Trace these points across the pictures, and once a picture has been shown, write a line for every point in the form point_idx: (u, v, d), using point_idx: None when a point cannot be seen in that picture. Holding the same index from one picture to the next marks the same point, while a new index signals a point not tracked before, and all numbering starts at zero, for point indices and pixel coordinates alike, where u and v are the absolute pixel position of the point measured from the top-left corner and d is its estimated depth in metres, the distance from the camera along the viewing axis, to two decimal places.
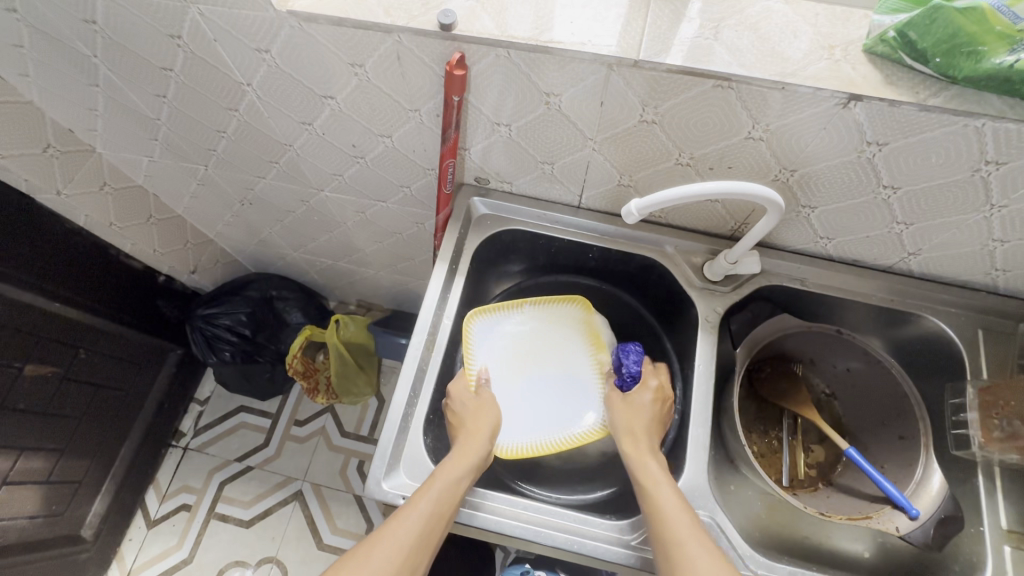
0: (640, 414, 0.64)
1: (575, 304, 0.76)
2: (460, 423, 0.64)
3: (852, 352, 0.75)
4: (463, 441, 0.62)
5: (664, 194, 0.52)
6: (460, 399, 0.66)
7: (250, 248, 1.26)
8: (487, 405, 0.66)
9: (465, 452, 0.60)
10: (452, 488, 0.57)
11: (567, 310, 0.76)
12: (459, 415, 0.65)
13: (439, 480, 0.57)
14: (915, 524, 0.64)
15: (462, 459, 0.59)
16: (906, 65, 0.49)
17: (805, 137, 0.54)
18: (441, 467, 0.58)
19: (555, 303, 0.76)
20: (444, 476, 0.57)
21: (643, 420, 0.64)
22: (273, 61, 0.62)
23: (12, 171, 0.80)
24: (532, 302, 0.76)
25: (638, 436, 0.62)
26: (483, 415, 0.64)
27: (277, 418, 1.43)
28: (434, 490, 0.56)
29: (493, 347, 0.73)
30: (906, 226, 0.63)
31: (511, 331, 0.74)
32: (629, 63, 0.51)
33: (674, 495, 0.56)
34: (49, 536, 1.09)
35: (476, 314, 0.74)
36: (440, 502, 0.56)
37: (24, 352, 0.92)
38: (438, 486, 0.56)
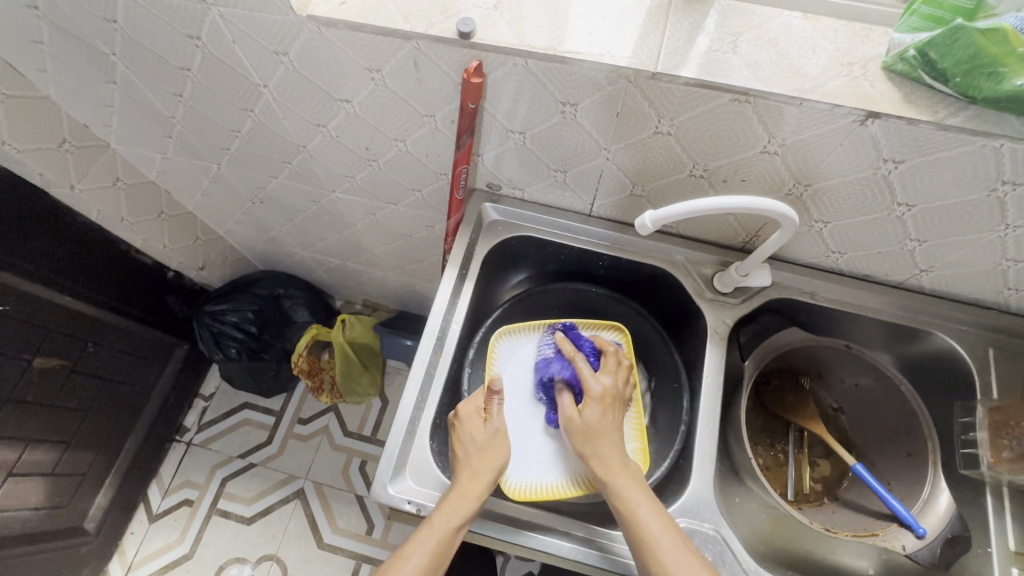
0: (603, 437, 0.60)
1: (612, 330, 0.75)
2: (465, 460, 0.60)
3: (861, 368, 0.75)
4: (464, 481, 0.59)
5: (679, 206, 0.52)
6: (468, 426, 0.62)
7: (259, 246, 1.27)
8: (497, 440, 0.62)
9: (467, 491, 0.58)
10: (449, 537, 0.55)
11: (601, 336, 0.75)
12: (465, 448, 0.61)
13: (437, 527, 0.55)
14: (922, 543, 0.64)
15: (461, 505, 0.57)
16: (925, 84, 0.49)
17: (820, 153, 0.54)
18: (439, 512, 0.56)
19: (589, 327, 0.75)
20: (442, 525, 0.55)
21: (614, 443, 0.60)
22: (290, 64, 0.63)
23: (28, 165, 0.81)
24: (562, 322, 0.75)
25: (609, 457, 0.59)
26: (490, 457, 0.60)
27: (280, 416, 1.44)
28: (433, 538, 0.54)
29: (517, 365, 0.72)
30: (920, 243, 0.63)
31: (539, 351, 0.73)
32: (647, 76, 0.51)
33: (673, 538, 0.53)
34: (51, 528, 1.10)
35: (502, 333, 0.73)
36: (436, 552, 0.54)
37: (33, 345, 0.93)
38: (436, 535, 0.55)
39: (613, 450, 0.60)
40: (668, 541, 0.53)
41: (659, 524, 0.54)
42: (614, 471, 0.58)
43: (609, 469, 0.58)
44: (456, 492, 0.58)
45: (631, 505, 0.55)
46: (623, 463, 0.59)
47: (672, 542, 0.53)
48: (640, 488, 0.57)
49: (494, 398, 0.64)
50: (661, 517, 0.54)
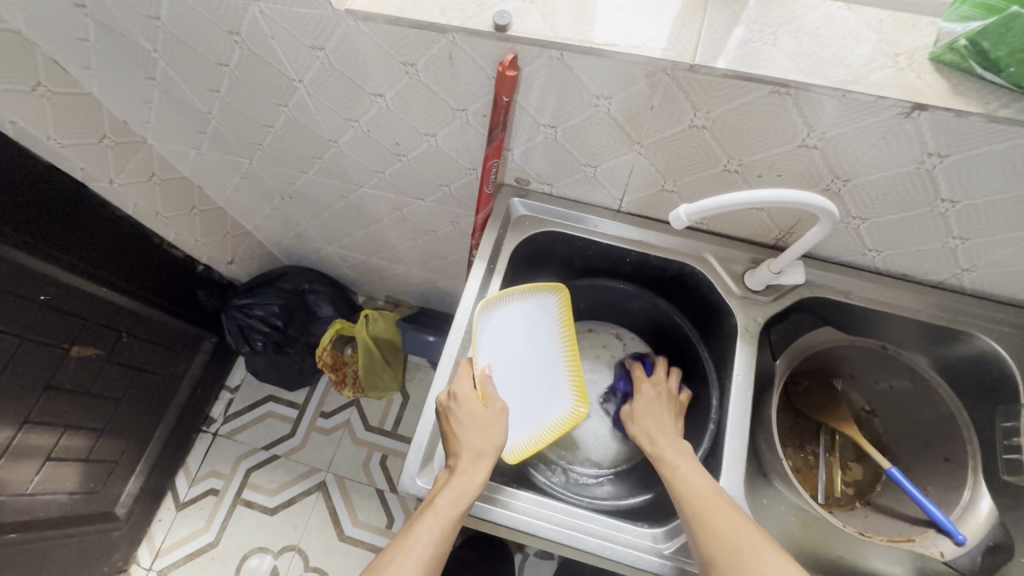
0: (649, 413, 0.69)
1: (554, 292, 0.71)
2: (461, 445, 0.60)
3: (897, 369, 0.73)
4: (465, 467, 0.58)
5: (713, 200, 0.51)
6: (468, 407, 0.61)
7: (286, 241, 1.29)
8: (490, 417, 0.62)
9: (469, 473, 0.58)
10: (454, 519, 0.56)
11: (545, 299, 0.72)
12: (460, 431, 0.60)
13: (443, 509, 0.55)
14: (962, 550, 0.62)
15: (463, 485, 0.57)
16: (976, 75, 0.47)
17: (860, 147, 0.53)
18: (442, 494, 0.57)
19: (544, 289, 0.71)
20: (446, 513, 0.55)
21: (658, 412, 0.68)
22: (326, 59, 0.64)
23: (70, 159, 0.83)
24: (524, 291, 0.70)
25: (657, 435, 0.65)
26: (485, 434, 0.61)
27: (303, 409, 1.46)
28: (437, 521, 0.55)
29: (491, 339, 0.68)
30: (962, 241, 0.61)
31: (507, 321, 0.70)
32: (685, 67, 0.51)
33: (705, 482, 0.58)
34: (86, 513, 1.13)
35: (480, 309, 0.67)
36: (443, 534, 0.55)
37: (71, 334, 0.96)
38: (442, 522, 0.55)
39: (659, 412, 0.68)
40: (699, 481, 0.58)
41: (705, 486, 0.57)
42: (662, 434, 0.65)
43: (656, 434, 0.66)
44: (457, 477, 0.58)
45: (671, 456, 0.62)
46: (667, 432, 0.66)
47: (700, 480, 0.58)
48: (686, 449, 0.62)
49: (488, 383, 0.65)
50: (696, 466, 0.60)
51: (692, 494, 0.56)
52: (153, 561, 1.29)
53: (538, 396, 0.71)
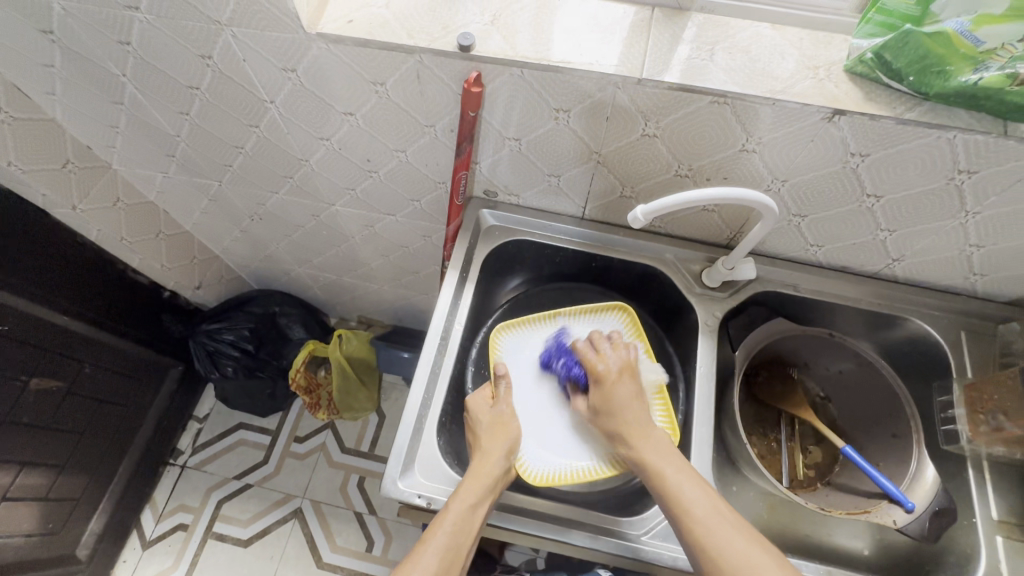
0: (621, 404, 0.63)
1: (615, 310, 0.76)
2: (477, 440, 0.64)
3: (844, 354, 0.78)
4: (475, 464, 0.61)
5: (667, 200, 0.56)
6: (476, 407, 0.67)
7: (255, 264, 1.28)
8: (506, 418, 0.66)
9: (480, 470, 0.60)
10: (467, 516, 0.57)
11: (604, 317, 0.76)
12: (478, 431, 0.65)
13: (455, 507, 0.57)
14: (912, 517, 0.65)
15: (475, 483, 0.59)
16: (883, 84, 0.54)
17: (794, 150, 0.59)
18: (455, 496, 0.58)
19: (590, 312, 0.76)
20: (459, 508, 0.57)
21: (631, 403, 0.63)
22: (298, 80, 0.66)
23: (32, 185, 0.82)
24: (564, 314, 0.76)
25: (633, 435, 0.60)
26: (501, 434, 0.64)
27: (277, 435, 1.43)
28: (452, 518, 0.56)
29: (527, 359, 0.73)
30: (890, 233, 0.67)
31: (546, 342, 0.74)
32: (634, 82, 0.56)
33: (697, 486, 0.55)
34: (44, 556, 1.07)
35: (504, 330, 0.74)
36: (460, 530, 0.56)
37: (31, 366, 0.93)
38: (454, 517, 0.56)
39: (625, 399, 0.63)
40: (700, 500, 0.54)
41: (692, 487, 0.55)
42: (640, 438, 0.60)
43: (634, 434, 0.60)
44: (469, 475, 0.60)
45: (660, 468, 0.57)
46: (646, 430, 0.61)
47: (703, 503, 0.54)
48: (665, 448, 0.59)
49: (501, 382, 0.68)
50: (691, 480, 0.56)
51: (688, 512, 0.53)
52: None
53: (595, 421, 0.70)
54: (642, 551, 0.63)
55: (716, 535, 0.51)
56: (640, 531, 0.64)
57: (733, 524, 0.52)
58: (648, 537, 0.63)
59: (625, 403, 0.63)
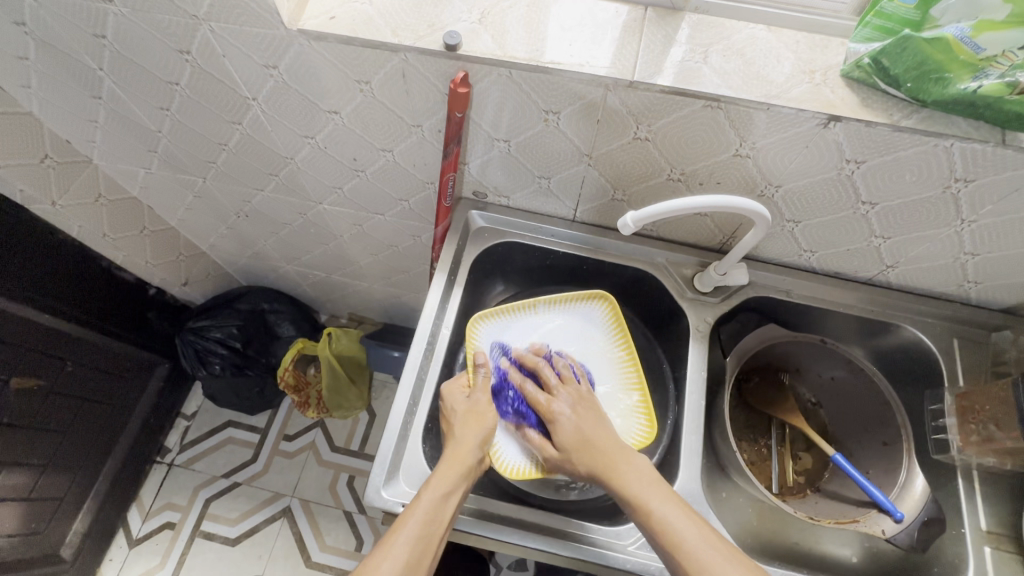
0: (590, 436, 0.60)
1: (598, 301, 0.75)
2: (451, 430, 0.63)
3: (837, 361, 0.77)
4: (449, 454, 0.60)
5: (659, 206, 0.54)
6: (454, 396, 0.66)
7: (242, 261, 1.26)
8: (482, 407, 0.64)
9: (454, 459, 0.59)
10: (439, 507, 0.56)
11: (588, 308, 0.75)
12: (452, 420, 0.63)
13: (428, 497, 0.56)
14: (901, 526, 0.65)
15: (451, 473, 0.58)
16: (880, 90, 0.52)
17: (788, 156, 0.58)
18: (428, 484, 0.57)
19: (573, 301, 0.75)
20: (432, 497, 0.56)
21: (602, 431, 0.61)
22: (280, 77, 0.64)
23: (9, 181, 0.80)
24: (545, 303, 0.75)
25: (609, 462, 0.58)
26: (474, 424, 0.63)
27: (265, 433, 1.41)
28: (424, 509, 0.55)
29: (505, 345, 0.72)
30: (884, 240, 0.66)
31: (524, 331, 0.73)
32: (625, 84, 0.54)
33: (690, 519, 0.53)
34: (27, 556, 1.06)
35: (484, 319, 0.72)
36: (431, 521, 0.55)
37: (12, 365, 0.91)
38: (426, 508, 0.55)
39: (588, 433, 0.61)
40: (688, 528, 0.53)
41: (682, 518, 0.53)
42: (618, 464, 0.58)
43: (613, 462, 0.58)
44: (442, 463, 0.59)
45: (643, 495, 0.55)
46: (626, 459, 0.59)
47: (692, 531, 0.52)
48: (650, 476, 0.57)
49: (480, 371, 0.67)
50: (677, 508, 0.54)
51: (681, 545, 0.52)
52: None
53: None
54: (629, 562, 0.62)
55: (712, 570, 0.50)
56: (628, 541, 0.63)
57: (717, 552, 0.51)
58: (635, 547, 0.63)
59: (596, 432, 0.61)
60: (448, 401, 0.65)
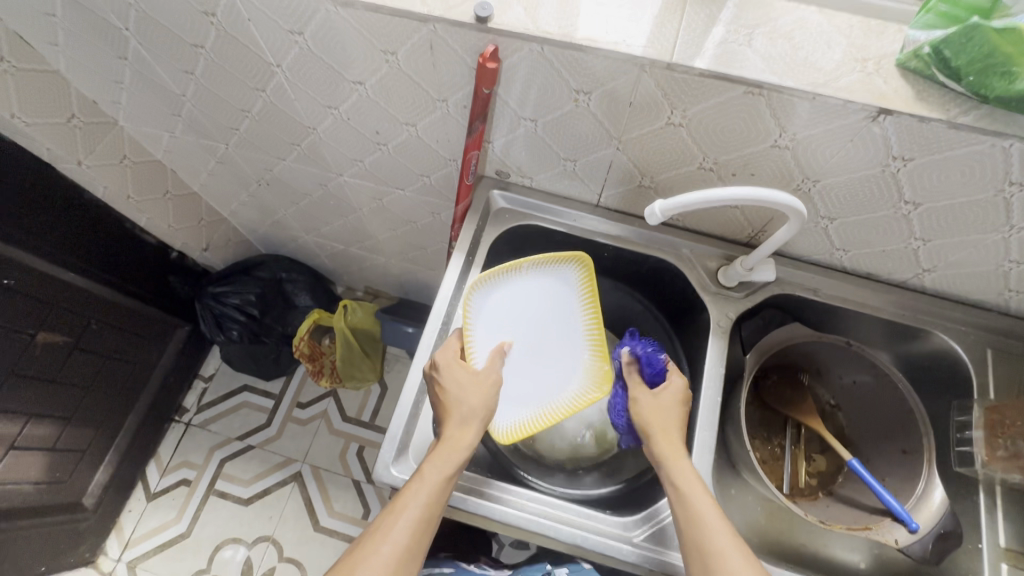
0: (665, 420, 0.62)
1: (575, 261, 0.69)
2: (451, 407, 0.61)
3: (861, 365, 0.75)
4: (450, 434, 0.60)
5: (689, 196, 0.52)
6: (451, 373, 0.63)
7: (263, 229, 1.27)
8: (489, 384, 0.63)
9: (456, 442, 0.59)
10: (439, 491, 0.57)
11: (565, 270, 0.70)
12: (450, 399, 0.61)
13: (426, 483, 0.56)
14: (915, 537, 0.64)
15: (452, 457, 0.58)
16: (937, 82, 0.49)
17: (830, 148, 0.54)
18: (428, 465, 0.57)
19: (553, 260, 0.69)
20: (432, 481, 0.56)
21: (677, 424, 0.62)
22: (305, 44, 0.63)
23: (37, 140, 0.80)
24: (532, 262, 0.69)
25: (670, 449, 0.60)
26: (478, 398, 0.62)
27: (280, 399, 1.44)
28: (424, 492, 0.56)
29: (491, 312, 0.69)
30: (924, 242, 0.63)
31: (510, 296, 0.70)
32: (662, 66, 0.51)
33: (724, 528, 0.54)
34: (51, 503, 1.10)
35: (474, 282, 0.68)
36: (431, 504, 0.56)
37: (38, 321, 0.93)
38: (427, 489, 0.56)
39: (672, 427, 0.62)
40: (727, 545, 0.53)
41: (718, 523, 0.54)
42: (678, 454, 0.60)
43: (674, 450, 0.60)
44: (444, 444, 0.59)
45: (689, 492, 0.56)
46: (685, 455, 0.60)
47: (725, 540, 0.53)
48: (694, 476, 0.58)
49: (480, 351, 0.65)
50: (716, 512, 0.55)
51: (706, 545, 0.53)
52: (122, 552, 1.27)
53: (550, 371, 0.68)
54: (635, 553, 0.62)
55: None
56: (635, 533, 0.63)
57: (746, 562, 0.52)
58: (641, 539, 0.62)
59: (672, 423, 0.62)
60: (442, 377, 0.63)
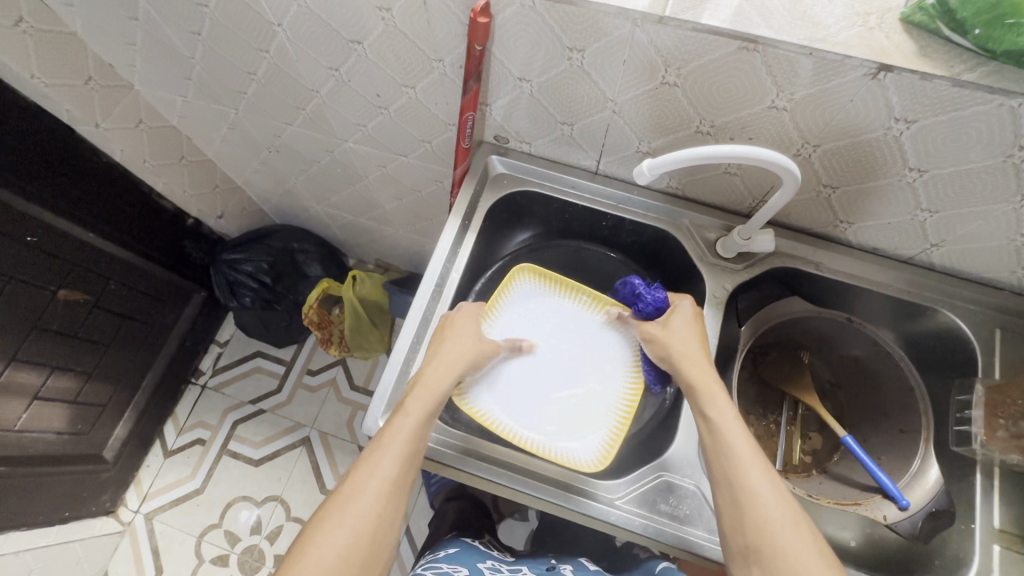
0: (686, 345, 0.62)
1: (525, 273, 0.75)
2: (442, 344, 0.64)
3: (862, 342, 0.74)
4: (432, 369, 0.62)
5: (680, 155, 0.51)
6: (461, 322, 0.66)
7: (276, 198, 1.29)
8: (475, 329, 0.66)
9: (438, 377, 0.61)
10: (421, 426, 0.58)
11: (521, 289, 0.75)
12: (442, 340, 0.65)
13: (408, 419, 0.57)
14: (905, 514, 0.64)
15: (432, 391, 0.60)
16: (943, 37, 0.47)
17: (831, 109, 0.53)
18: (410, 402, 0.59)
19: (504, 291, 0.74)
20: (415, 415, 0.58)
21: (699, 350, 0.62)
22: (303, 1, 0.63)
23: (56, 101, 0.83)
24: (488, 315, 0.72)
25: (700, 374, 0.60)
26: (469, 337, 0.65)
27: (291, 365, 1.48)
28: (407, 427, 0.57)
29: (490, 375, 0.70)
30: (931, 214, 0.61)
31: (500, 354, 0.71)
32: (655, 19, 0.50)
33: (754, 456, 0.54)
34: (73, 453, 1.16)
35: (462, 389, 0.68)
36: (413, 439, 0.57)
37: (60, 278, 0.97)
38: (410, 422, 0.57)
39: (693, 349, 0.62)
40: (751, 468, 0.53)
41: (748, 449, 0.54)
42: (708, 379, 0.59)
43: (702, 375, 0.60)
44: (427, 379, 0.61)
45: (721, 418, 0.56)
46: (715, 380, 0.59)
47: (754, 470, 0.53)
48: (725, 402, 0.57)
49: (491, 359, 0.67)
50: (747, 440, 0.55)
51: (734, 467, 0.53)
52: (140, 505, 1.33)
53: (583, 382, 0.71)
54: (616, 515, 0.62)
55: (760, 504, 0.51)
56: (615, 495, 0.63)
57: (773, 490, 0.52)
58: (622, 502, 0.63)
59: (696, 350, 0.62)
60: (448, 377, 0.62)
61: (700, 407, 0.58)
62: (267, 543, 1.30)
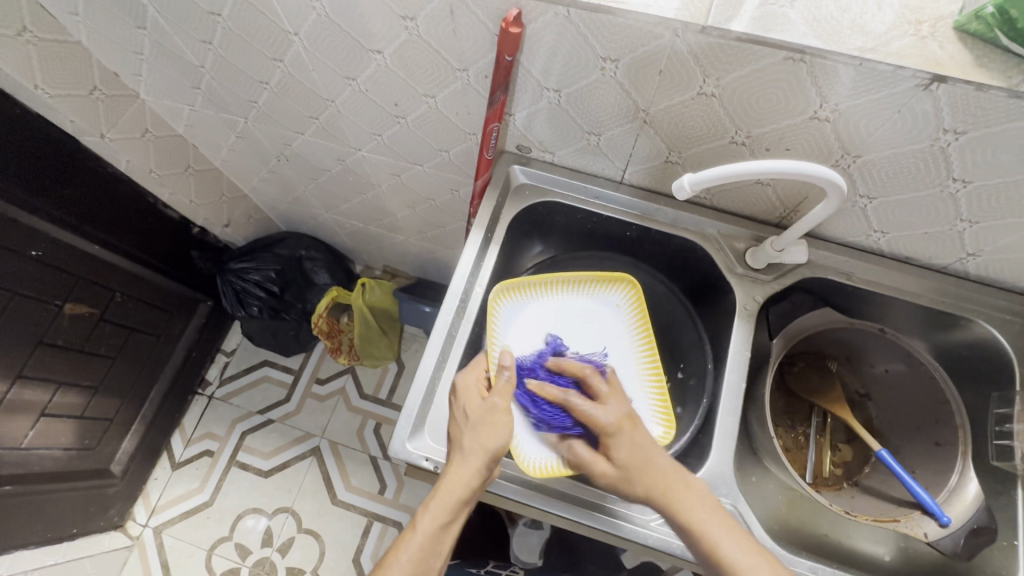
0: (643, 452, 0.58)
1: (503, 295, 0.70)
2: (457, 438, 0.59)
3: (895, 353, 0.72)
4: (449, 470, 0.56)
5: (722, 170, 0.50)
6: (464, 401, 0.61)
7: (283, 206, 1.27)
8: (496, 414, 0.59)
9: (456, 480, 0.56)
10: (434, 538, 0.55)
11: (506, 310, 0.70)
12: (462, 428, 0.59)
13: (421, 532, 0.54)
14: (945, 532, 0.62)
15: (444, 505, 0.55)
16: (1000, 47, 0.45)
17: (875, 120, 0.51)
18: (424, 512, 0.55)
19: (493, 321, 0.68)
20: (428, 528, 0.55)
21: (655, 453, 0.58)
22: (323, 11, 0.61)
23: (60, 112, 0.81)
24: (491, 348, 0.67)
25: (661, 483, 0.56)
26: (489, 430, 0.58)
27: (299, 374, 1.46)
28: (418, 541, 0.54)
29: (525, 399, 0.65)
30: (972, 225, 0.59)
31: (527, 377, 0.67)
32: (697, 29, 0.48)
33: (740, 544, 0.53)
34: (81, 468, 1.14)
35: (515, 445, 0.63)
36: (422, 559, 0.54)
37: (65, 292, 0.95)
38: (423, 536, 0.54)
39: (651, 453, 0.58)
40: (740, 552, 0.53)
41: (731, 536, 0.53)
42: (673, 484, 0.56)
43: (665, 486, 0.56)
44: (442, 485, 0.56)
45: (701, 524, 0.54)
46: (674, 473, 0.57)
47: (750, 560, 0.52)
48: (699, 493, 0.56)
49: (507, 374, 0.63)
50: (734, 531, 0.54)
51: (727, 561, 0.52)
52: (148, 518, 1.31)
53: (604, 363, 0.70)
54: (650, 537, 0.61)
55: None
56: (649, 516, 0.62)
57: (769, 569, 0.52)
58: (657, 523, 0.62)
59: (652, 453, 0.58)
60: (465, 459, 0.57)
61: (674, 515, 0.55)
62: (278, 556, 1.28)
